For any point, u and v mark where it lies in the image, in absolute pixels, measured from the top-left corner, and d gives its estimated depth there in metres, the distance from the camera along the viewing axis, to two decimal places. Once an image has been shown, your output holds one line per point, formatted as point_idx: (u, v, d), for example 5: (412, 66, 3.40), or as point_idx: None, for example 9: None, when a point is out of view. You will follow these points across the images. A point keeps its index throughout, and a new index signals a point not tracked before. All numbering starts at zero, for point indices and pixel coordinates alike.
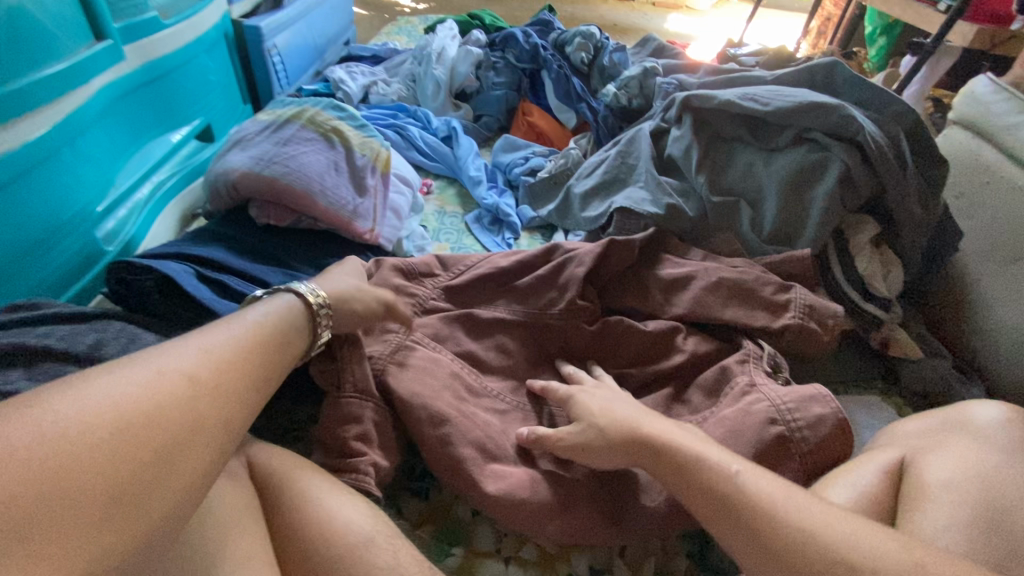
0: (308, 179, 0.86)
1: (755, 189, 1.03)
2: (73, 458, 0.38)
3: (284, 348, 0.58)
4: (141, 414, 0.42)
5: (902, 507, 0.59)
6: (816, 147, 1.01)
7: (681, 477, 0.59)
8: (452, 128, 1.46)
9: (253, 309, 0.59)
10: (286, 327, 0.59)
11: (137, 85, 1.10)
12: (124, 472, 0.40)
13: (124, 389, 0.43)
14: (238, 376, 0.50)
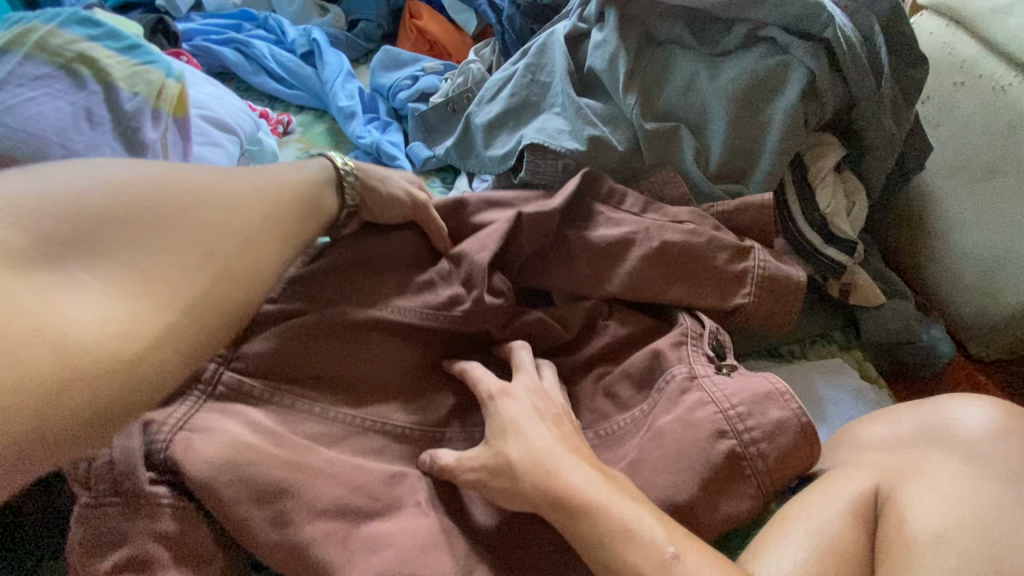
0: (37, 141, 0.56)
1: (699, 110, 0.80)
2: (145, 224, 0.48)
3: (314, 206, 0.62)
4: (244, 207, 0.55)
5: (882, 559, 0.53)
6: (775, 49, 0.78)
7: (594, 539, 0.48)
8: (313, 41, 1.10)
9: (283, 169, 0.63)
10: (319, 183, 0.64)
11: None
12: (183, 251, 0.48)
13: (244, 181, 0.57)
14: (268, 202, 0.58)
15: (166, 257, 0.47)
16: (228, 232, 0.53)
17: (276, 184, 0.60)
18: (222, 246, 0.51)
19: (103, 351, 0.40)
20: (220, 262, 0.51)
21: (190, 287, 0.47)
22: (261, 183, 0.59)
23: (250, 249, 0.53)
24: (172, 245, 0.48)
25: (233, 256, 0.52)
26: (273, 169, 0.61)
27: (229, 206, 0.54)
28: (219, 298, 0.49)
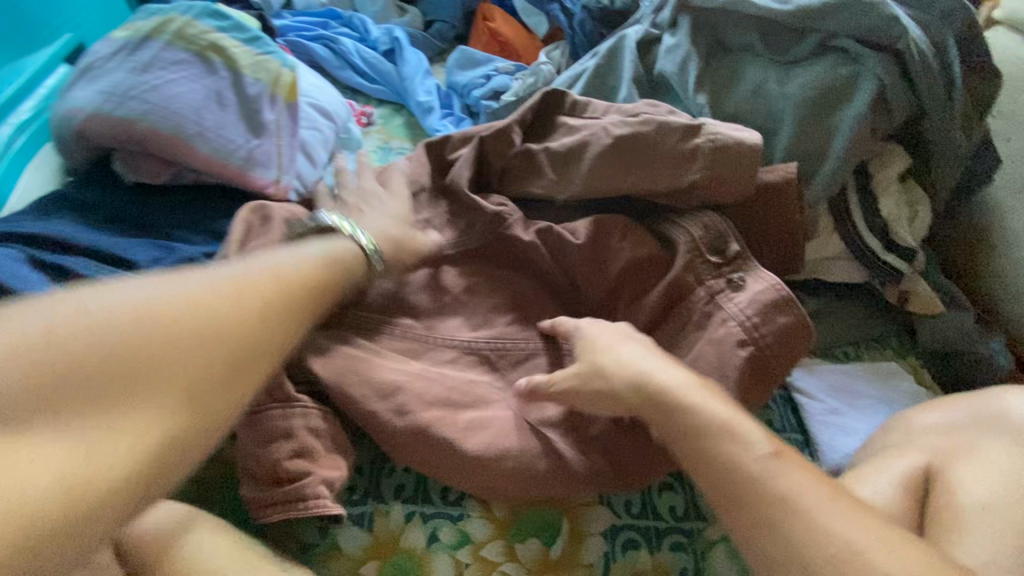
0: (178, 118, 0.64)
1: (767, 114, 0.83)
2: (173, 348, 0.40)
3: (319, 298, 0.52)
4: (231, 324, 0.43)
5: (937, 527, 0.55)
6: (845, 58, 0.81)
7: (681, 425, 0.53)
8: (394, 40, 1.18)
9: (296, 250, 0.54)
10: (326, 260, 0.55)
11: None
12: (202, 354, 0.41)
13: (241, 276, 0.47)
14: (255, 299, 0.46)
15: (148, 403, 0.38)
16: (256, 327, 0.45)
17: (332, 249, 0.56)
18: (181, 370, 0.39)
19: (116, 471, 0.35)
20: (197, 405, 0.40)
21: (211, 395, 0.40)
22: (274, 274, 0.49)
23: (195, 369, 0.40)
24: (146, 380, 0.38)
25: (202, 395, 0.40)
26: (280, 261, 0.51)
27: (264, 278, 0.48)
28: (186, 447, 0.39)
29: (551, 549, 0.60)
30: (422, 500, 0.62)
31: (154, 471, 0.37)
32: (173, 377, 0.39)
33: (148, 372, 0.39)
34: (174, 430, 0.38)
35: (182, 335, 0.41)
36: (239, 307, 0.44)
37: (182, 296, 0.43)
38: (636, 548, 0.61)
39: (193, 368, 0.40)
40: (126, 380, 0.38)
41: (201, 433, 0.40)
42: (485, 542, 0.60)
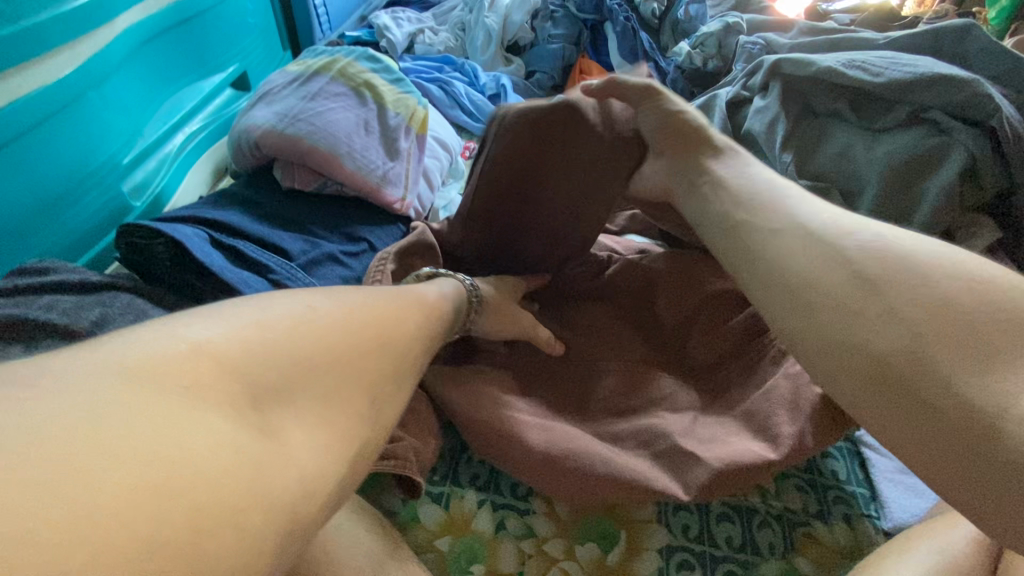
0: (335, 139, 0.78)
1: (852, 175, 0.87)
2: (344, 328, 0.48)
3: (444, 322, 0.62)
4: (396, 320, 0.53)
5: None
6: (935, 130, 0.84)
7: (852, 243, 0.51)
8: (500, 86, 1.32)
9: (422, 286, 0.63)
10: (444, 299, 0.64)
11: (167, 26, 1.06)
12: (367, 365, 0.47)
13: (388, 295, 0.56)
14: (403, 324, 0.54)
15: (306, 333, 0.45)
16: (392, 317, 0.53)
17: (451, 290, 0.67)
18: (340, 337, 0.47)
19: (277, 356, 0.42)
20: (350, 356, 0.46)
21: (356, 354, 0.47)
22: (426, 314, 0.58)
23: (345, 339, 0.47)
24: (356, 402, 0.45)
25: (349, 338, 0.47)
26: (423, 296, 0.61)
27: (406, 304, 0.56)
28: (335, 379, 0.44)
29: (607, 555, 0.64)
30: (493, 491, 0.68)
31: (308, 367, 0.43)
32: (364, 348, 0.48)
33: (330, 351, 0.46)
34: (327, 363, 0.45)
35: (365, 317, 0.50)
36: (403, 324, 0.54)
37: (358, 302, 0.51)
38: (689, 570, 0.64)
39: (376, 334, 0.50)
40: (316, 340, 0.45)
41: (344, 362, 0.46)
42: (547, 538, 0.65)
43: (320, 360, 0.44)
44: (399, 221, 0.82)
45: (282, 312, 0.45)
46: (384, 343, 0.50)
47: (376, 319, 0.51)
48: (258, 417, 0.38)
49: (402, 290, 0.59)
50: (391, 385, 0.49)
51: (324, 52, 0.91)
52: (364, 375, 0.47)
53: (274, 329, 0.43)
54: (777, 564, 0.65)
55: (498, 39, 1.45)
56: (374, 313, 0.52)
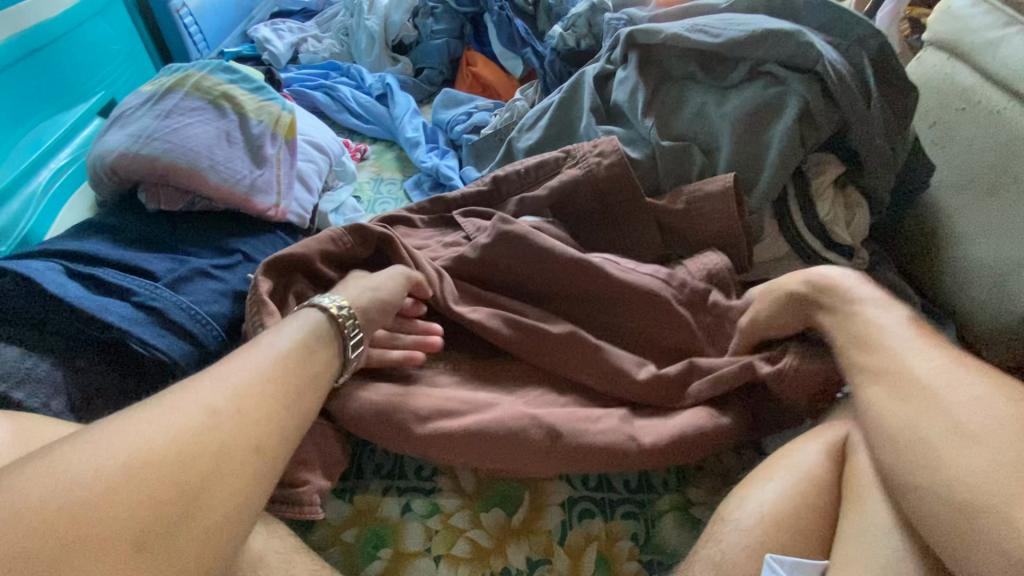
0: (193, 154, 0.76)
1: (709, 132, 0.93)
2: (108, 475, 0.41)
3: (289, 393, 0.53)
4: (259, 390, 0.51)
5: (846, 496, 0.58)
6: (773, 81, 0.91)
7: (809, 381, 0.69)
8: (386, 85, 1.33)
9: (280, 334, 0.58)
10: (312, 346, 0.58)
11: (12, 59, 1.01)
12: (142, 498, 0.41)
13: (189, 401, 0.48)
14: (203, 428, 0.46)
15: (53, 502, 0.38)
16: (184, 434, 0.45)
17: (288, 352, 0.56)
18: (109, 483, 0.40)
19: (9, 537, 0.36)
20: (114, 500, 0.40)
21: (127, 490, 0.40)
22: (246, 404, 0.49)
23: (113, 488, 0.40)
24: (215, 511, 0.44)
25: (120, 485, 0.41)
26: (243, 381, 0.51)
27: (216, 404, 0.48)
28: (93, 543, 0.38)
29: (512, 518, 0.66)
30: (398, 476, 0.69)
31: (51, 534, 0.37)
32: (214, 439, 0.46)
33: (91, 508, 0.39)
34: (84, 516, 0.38)
35: (217, 401, 0.48)
36: (209, 426, 0.47)
37: (218, 390, 0.49)
38: (591, 517, 0.67)
39: (235, 417, 0.48)
40: (63, 506, 0.38)
41: (108, 508, 0.39)
42: (454, 513, 0.67)
43: (160, 472, 0.43)
44: (281, 228, 0.83)
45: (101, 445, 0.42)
46: (235, 418, 0.48)
47: (159, 443, 0.44)
48: (102, 562, 0.38)
49: (219, 382, 0.50)
50: (254, 455, 0.47)
51: (175, 67, 0.89)
52: (139, 514, 0.40)
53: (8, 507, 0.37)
54: (671, 498, 0.70)
55: (381, 40, 1.46)
56: (158, 439, 0.44)
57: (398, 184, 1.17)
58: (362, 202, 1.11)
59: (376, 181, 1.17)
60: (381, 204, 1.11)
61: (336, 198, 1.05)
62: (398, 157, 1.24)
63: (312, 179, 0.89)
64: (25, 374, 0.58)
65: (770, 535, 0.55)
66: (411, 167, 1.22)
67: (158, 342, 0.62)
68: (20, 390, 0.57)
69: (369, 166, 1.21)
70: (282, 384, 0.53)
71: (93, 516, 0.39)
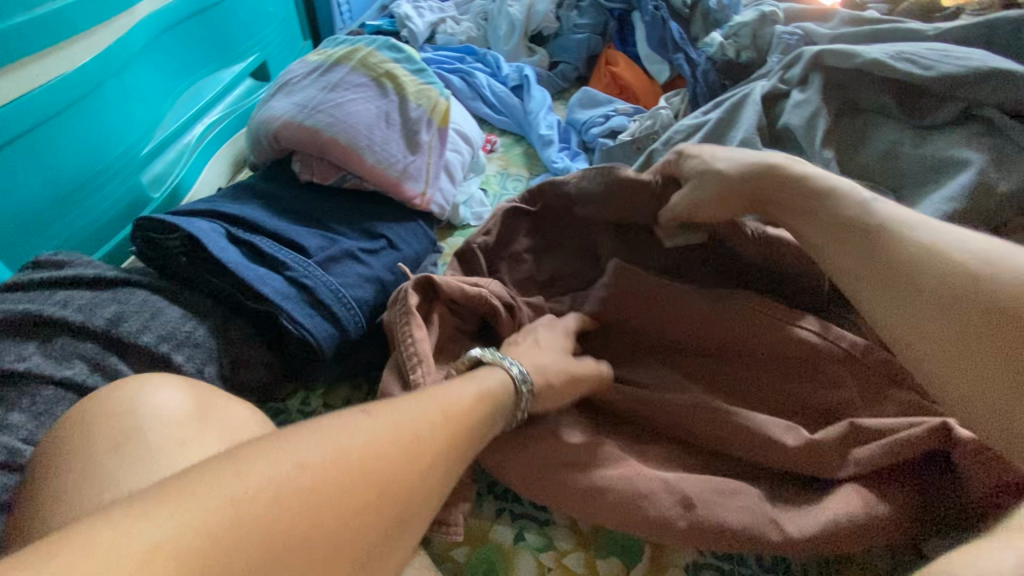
0: (354, 131, 0.75)
1: (901, 175, 0.81)
2: (345, 471, 0.41)
3: (478, 426, 0.53)
4: (418, 461, 0.45)
5: None
6: (989, 128, 0.78)
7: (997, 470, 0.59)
8: (524, 76, 1.29)
9: (455, 385, 0.54)
10: (493, 392, 0.57)
11: (188, 14, 1.04)
12: (369, 506, 0.41)
13: (400, 406, 0.48)
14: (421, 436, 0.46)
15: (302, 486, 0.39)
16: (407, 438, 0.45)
17: (480, 389, 0.56)
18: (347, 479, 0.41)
19: (263, 512, 0.37)
20: (349, 498, 0.40)
21: (362, 495, 0.41)
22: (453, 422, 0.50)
23: (353, 487, 0.41)
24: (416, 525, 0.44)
25: (357, 482, 0.41)
26: (446, 399, 0.52)
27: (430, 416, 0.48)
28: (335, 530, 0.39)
29: (631, 572, 0.61)
30: (512, 499, 0.66)
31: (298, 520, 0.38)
32: (406, 463, 0.44)
33: (333, 506, 0.39)
34: (324, 511, 0.39)
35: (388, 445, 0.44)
36: (426, 435, 0.47)
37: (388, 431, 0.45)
38: None
39: (389, 477, 0.43)
40: (309, 498, 0.39)
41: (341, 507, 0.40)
42: (569, 551, 0.63)
43: (316, 496, 0.39)
44: (422, 218, 0.81)
45: (334, 434, 0.43)
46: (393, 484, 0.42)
47: (387, 440, 0.44)
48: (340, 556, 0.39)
49: (423, 396, 0.50)
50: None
51: (341, 40, 0.88)
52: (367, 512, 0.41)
53: (268, 499, 0.38)
54: None
55: (521, 28, 1.41)
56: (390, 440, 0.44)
57: (524, 181, 1.13)
58: (489, 197, 1.08)
59: (502, 175, 1.13)
60: (509, 201, 1.08)
61: (467, 191, 1.03)
62: (525, 153, 1.20)
63: (455, 167, 0.87)
64: (184, 336, 0.59)
65: None
66: (538, 165, 1.18)
67: (306, 323, 0.61)
68: (180, 352, 0.58)
69: (496, 159, 1.18)
70: (474, 414, 0.53)
71: (332, 509, 0.39)
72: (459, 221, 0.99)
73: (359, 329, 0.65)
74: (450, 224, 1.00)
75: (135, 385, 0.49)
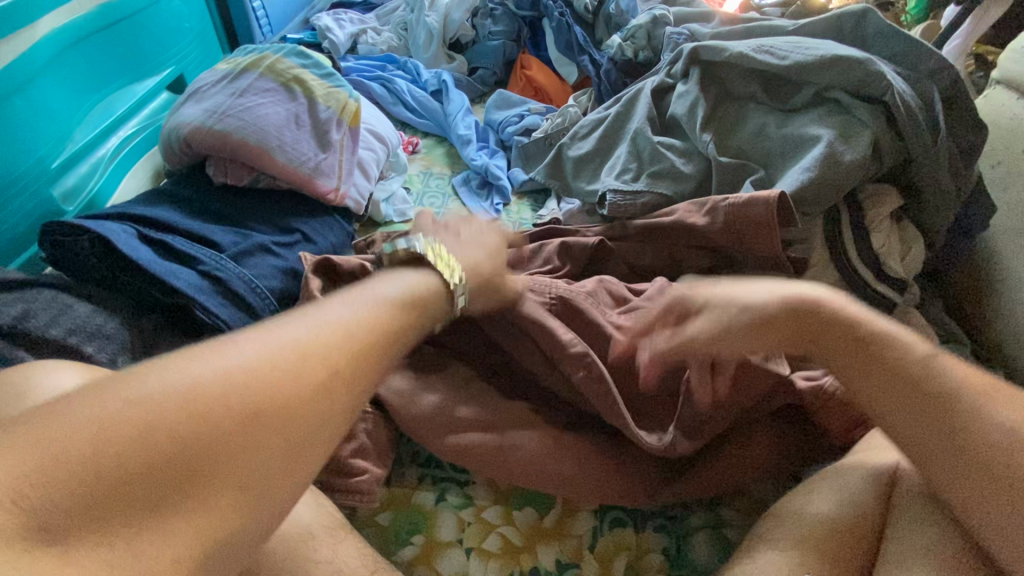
0: (264, 133, 0.79)
1: (768, 153, 0.93)
2: (234, 390, 0.40)
3: (404, 325, 0.53)
4: (323, 359, 0.45)
5: (888, 525, 0.57)
6: (838, 108, 0.90)
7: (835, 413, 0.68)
8: (442, 81, 1.35)
9: (384, 285, 0.55)
10: (422, 296, 0.57)
11: (95, 28, 1.05)
12: (255, 420, 0.40)
13: (317, 321, 0.47)
14: (334, 348, 0.46)
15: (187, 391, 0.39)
16: (309, 356, 0.44)
17: (409, 296, 0.56)
18: (234, 400, 0.40)
19: (130, 429, 0.37)
20: (229, 411, 0.40)
21: (251, 409, 0.40)
22: (367, 325, 0.49)
23: (249, 395, 0.41)
24: (311, 446, 0.43)
25: (242, 387, 0.41)
26: (368, 306, 0.51)
27: (343, 327, 0.48)
28: (213, 444, 0.38)
29: (543, 517, 0.67)
30: (433, 464, 0.71)
31: (165, 449, 0.37)
32: (299, 387, 0.43)
33: (210, 429, 0.39)
34: (192, 421, 0.38)
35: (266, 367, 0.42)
36: (332, 344, 0.46)
37: (274, 350, 0.43)
38: (622, 526, 0.67)
39: (266, 397, 0.41)
40: (189, 426, 0.38)
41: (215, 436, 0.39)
42: (486, 506, 0.68)
43: (197, 420, 0.39)
44: (339, 214, 0.85)
45: (238, 346, 0.42)
46: (268, 404, 0.41)
47: (284, 362, 0.43)
48: (214, 474, 0.38)
49: (339, 300, 0.50)
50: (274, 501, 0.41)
51: (250, 50, 0.91)
52: (252, 439, 0.40)
53: (139, 418, 0.37)
54: (702, 515, 0.69)
55: (439, 37, 1.48)
56: (287, 358, 0.43)
57: (446, 179, 1.19)
58: (413, 194, 1.13)
59: (425, 175, 1.19)
60: (432, 198, 1.13)
61: (389, 190, 1.07)
62: (447, 153, 1.26)
63: (369, 164, 0.91)
64: (95, 329, 0.61)
65: (808, 559, 0.54)
66: (460, 163, 1.24)
67: (220, 312, 0.64)
68: (89, 344, 0.60)
69: (419, 160, 1.23)
70: (394, 313, 0.52)
71: (218, 418, 0.39)
72: (382, 219, 1.04)
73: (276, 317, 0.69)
74: (374, 222, 1.05)
75: (29, 371, 0.52)
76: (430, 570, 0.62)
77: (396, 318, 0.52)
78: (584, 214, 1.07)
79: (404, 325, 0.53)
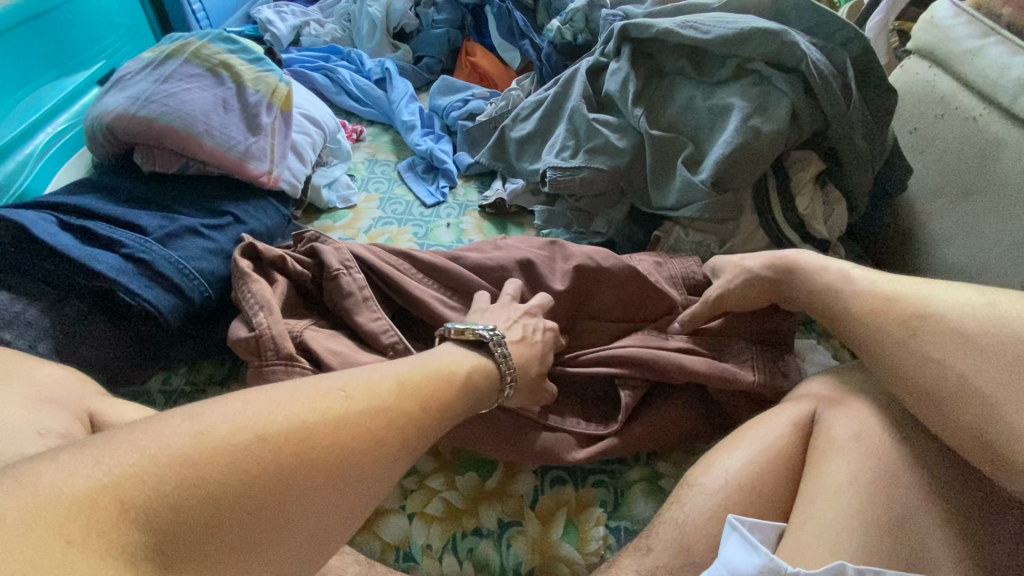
0: (190, 118, 0.78)
1: (696, 125, 0.97)
2: (312, 454, 0.42)
3: (458, 406, 0.56)
4: (385, 425, 0.47)
5: (808, 467, 0.59)
6: (760, 80, 0.93)
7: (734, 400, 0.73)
8: (385, 69, 1.35)
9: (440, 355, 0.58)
10: (476, 380, 0.59)
11: (16, 21, 1.02)
12: (323, 491, 0.42)
13: (380, 377, 0.50)
14: (405, 404, 0.49)
15: (264, 437, 0.40)
16: (377, 420, 0.47)
17: (468, 362, 0.60)
18: (315, 455, 0.42)
19: (205, 461, 0.37)
20: (307, 460, 0.42)
21: (323, 459, 0.42)
22: (434, 392, 0.53)
23: (319, 426, 0.43)
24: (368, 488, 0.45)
25: (317, 421, 0.43)
26: (428, 367, 0.55)
27: (407, 383, 0.51)
28: (294, 485, 0.40)
29: (486, 480, 0.68)
30: None
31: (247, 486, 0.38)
32: (371, 457, 0.45)
33: (289, 496, 0.40)
34: (279, 459, 0.40)
35: (345, 418, 0.45)
36: (399, 404, 0.49)
37: (348, 404, 0.46)
38: (562, 484, 0.69)
39: (320, 476, 0.42)
40: (277, 492, 0.40)
41: (288, 479, 0.40)
42: (430, 473, 0.69)
43: (274, 473, 0.40)
44: (273, 198, 0.85)
45: (306, 398, 0.44)
46: (344, 463, 0.44)
47: (353, 419, 0.45)
48: (283, 518, 0.40)
49: (400, 364, 0.53)
50: (353, 521, 0.45)
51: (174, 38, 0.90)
52: (321, 478, 0.42)
53: (219, 465, 0.38)
54: (641, 470, 0.71)
55: (382, 26, 1.47)
56: (360, 422, 0.46)
57: (391, 166, 1.19)
58: (356, 180, 1.13)
59: (370, 162, 1.19)
60: (377, 183, 1.14)
61: (332, 177, 1.08)
62: (392, 141, 1.26)
63: (302, 145, 0.91)
64: (13, 316, 0.61)
65: (729, 499, 0.58)
66: (406, 149, 1.24)
67: (145, 294, 0.64)
68: (8, 331, 0.60)
69: (364, 148, 1.23)
70: (456, 388, 0.56)
71: (292, 471, 0.40)
72: (325, 205, 1.04)
73: (204, 295, 0.68)
74: (316, 208, 1.05)
75: None
76: (373, 535, 0.64)
77: (456, 385, 0.56)
78: (529, 193, 1.09)
79: (458, 408, 0.56)
